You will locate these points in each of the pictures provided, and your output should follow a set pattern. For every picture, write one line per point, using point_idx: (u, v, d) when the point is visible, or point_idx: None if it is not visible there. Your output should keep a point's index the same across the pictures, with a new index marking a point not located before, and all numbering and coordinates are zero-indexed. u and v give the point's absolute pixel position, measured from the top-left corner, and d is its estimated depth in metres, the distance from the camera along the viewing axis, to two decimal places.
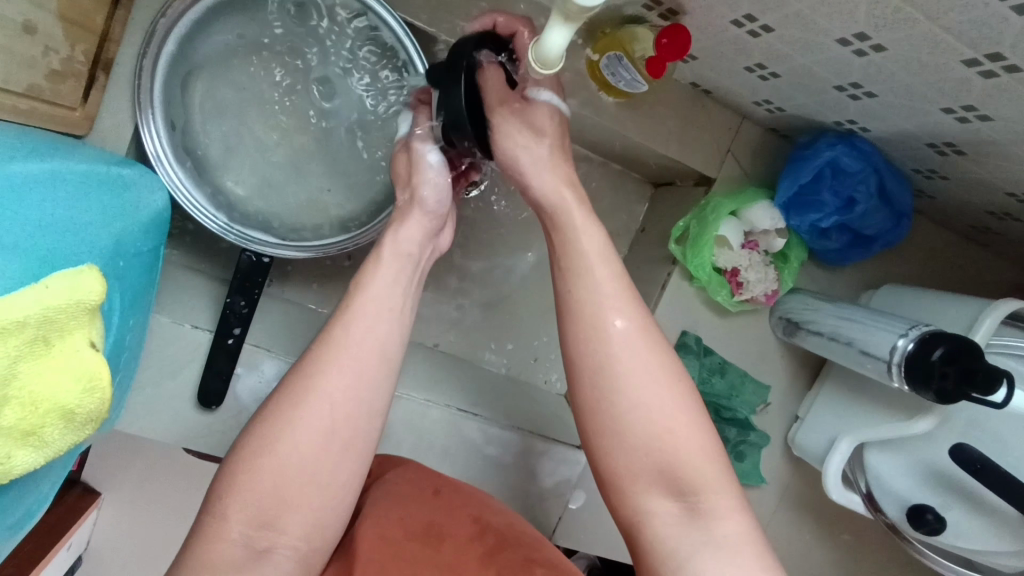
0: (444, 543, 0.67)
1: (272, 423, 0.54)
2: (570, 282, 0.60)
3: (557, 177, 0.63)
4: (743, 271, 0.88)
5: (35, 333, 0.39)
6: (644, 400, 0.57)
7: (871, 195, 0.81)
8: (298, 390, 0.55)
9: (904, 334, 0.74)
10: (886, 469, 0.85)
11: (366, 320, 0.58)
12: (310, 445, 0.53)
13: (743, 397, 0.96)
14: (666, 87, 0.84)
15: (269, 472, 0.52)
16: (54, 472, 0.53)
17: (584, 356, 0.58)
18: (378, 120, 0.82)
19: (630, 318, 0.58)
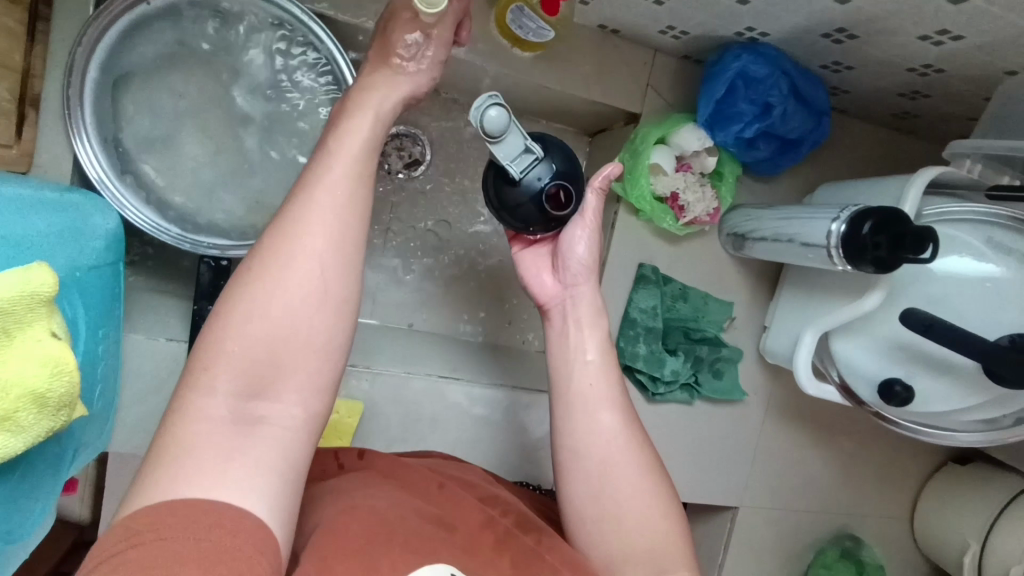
0: (457, 530, 0.60)
1: (253, 281, 0.52)
2: (574, 432, 0.66)
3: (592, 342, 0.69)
4: (682, 194, 0.91)
5: None
6: (629, 477, 0.64)
7: (786, 97, 0.85)
8: (278, 244, 0.52)
9: (837, 218, 0.77)
10: (853, 354, 0.88)
11: (335, 180, 0.55)
12: (298, 289, 0.52)
13: (708, 316, 1.00)
14: (576, 33, 0.88)
15: (259, 320, 0.51)
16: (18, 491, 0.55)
17: (589, 445, 0.65)
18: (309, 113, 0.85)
19: (639, 468, 0.65)
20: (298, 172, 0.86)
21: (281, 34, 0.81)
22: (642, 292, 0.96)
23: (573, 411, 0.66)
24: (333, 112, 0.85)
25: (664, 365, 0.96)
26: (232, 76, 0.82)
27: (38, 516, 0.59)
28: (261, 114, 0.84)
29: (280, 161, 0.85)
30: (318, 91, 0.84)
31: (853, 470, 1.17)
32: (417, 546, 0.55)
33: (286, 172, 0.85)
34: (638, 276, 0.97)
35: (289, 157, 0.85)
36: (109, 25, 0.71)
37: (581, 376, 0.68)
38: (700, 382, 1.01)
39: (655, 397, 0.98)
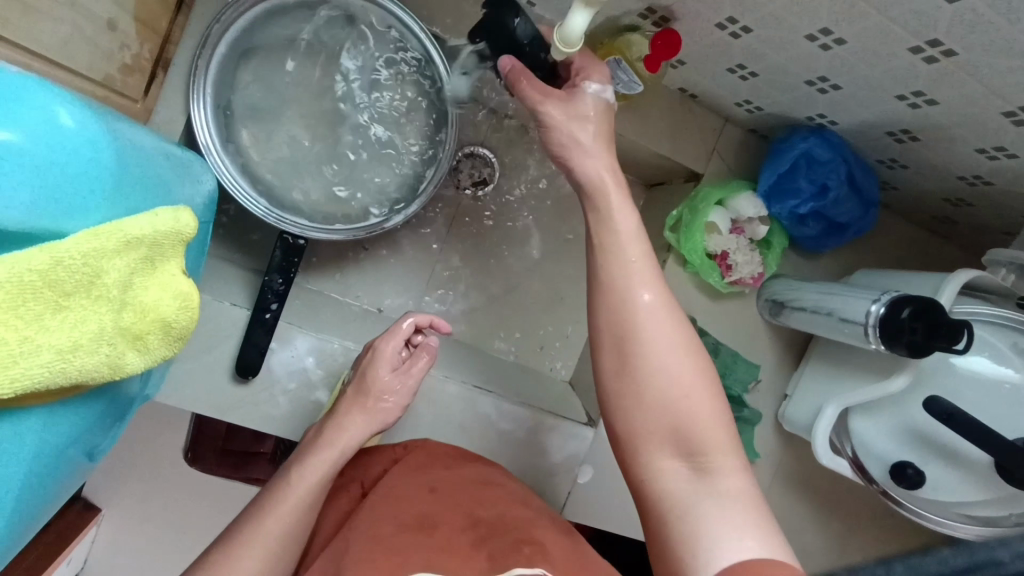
0: (437, 529, 0.72)
1: (219, 560, 0.67)
2: (605, 300, 0.63)
3: (629, 212, 0.65)
4: (732, 254, 0.97)
5: (148, 253, 0.46)
6: (675, 363, 0.61)
7: (842, 182, 0.91)
8: (253, 520, 0.70)
9: (877, 300, 0.83)
10: (869, 432, 0.93)
11: (315, 465, 0.75)
12: (290, 513, 0.71)
13: (735, 375, 1.04)
14: (657, 92, 0.95)
15: (250, 558, 0.67)
16: (107, 418, 0.55)
17: (615, 316, 0.63)
18: (404, 120, 0.91)
19: (676, 334, 0.62)
20: (384, 168, 0.91)
21: (394, 43, 0.87)
22: None
23: (613, 264, 0.63)
24: (427, 121, 0.92)
25: None
26: (340, 73, 0.87)
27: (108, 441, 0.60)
28: (359, 112, 0.89)
29: (369, 157, 0.90)
30: (416, 98, 0.91)
31: (845, 550, 1.20)
32: (402, 557, 0.66)
33: (372, 167, 0.91)
34: None
35: (378, 156, 0.91)
36: (248, 10, 0.77)
37: (618, 263, 0.64)
38: None
39: None
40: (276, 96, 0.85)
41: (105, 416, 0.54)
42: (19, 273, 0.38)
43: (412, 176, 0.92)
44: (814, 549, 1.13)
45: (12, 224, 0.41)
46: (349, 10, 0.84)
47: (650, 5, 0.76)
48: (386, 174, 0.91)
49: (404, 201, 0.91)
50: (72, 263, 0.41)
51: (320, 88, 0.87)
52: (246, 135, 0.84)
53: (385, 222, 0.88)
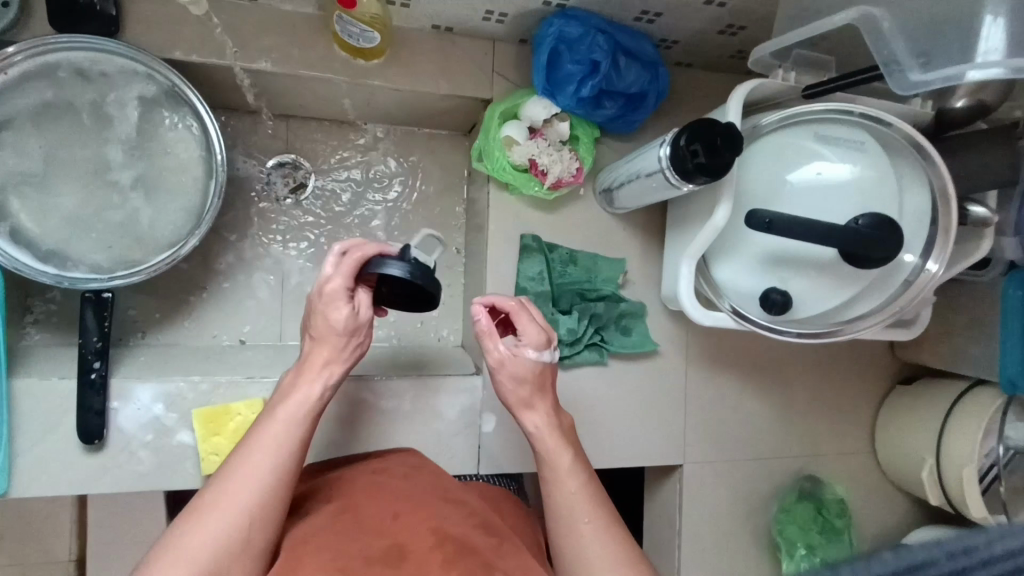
0: (404, 560, 0.64)
1: (212, 501, 0.69)
2: (556, 491, 0.86)
3: (571, 461, 0.87)
4: (539, 158, 0.96)
5: None
6: (570, 489, 0.86)
7: (608, 52, 0.91)
8: (241, 449, 0.73)
9: (663, 142, 0.81)
10: (730, 275, 0.90)
11: (296, 395, 0.77)
12: (286, 452, 0.74)
13: (600, 276, 1.04)
14: (414, 37, 0.96)
15: (247, 488, 0.70)
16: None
17: (566, 516, 0.84)
18: (175, 148, 0.89)
19: (598, 522, 0.83)
20: (174, 197, 0.89)
21: (133, 74, 0.86)
22: (526, 261, 1.00)
23: (559, 476, 0.86)
24: (201, 139, 0.90)
25: (560, 325, 0.98)
26: (93, 121, 0.86)
27: None
28: (129, 154, 0.87)
29: (154, 192, 0.88)
30: (185, 120, 0.90)
31: (793, 408, 1.17)
32: None
33: (161, 201, 0.89)
34: (521, 248, 1.01)
35: (166, 188, 0.89)
36: None
37: (554, 448, 0.87)
38: (607, 339, 1.04)
39: (564, 361, 1.01)
40: (35, 159, 0.83)
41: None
42: None
43: (201, 197, 0.89)
44: None
45: None
46: (73, 59, 0.83)
47: None
48: (179, 201, 0.89)
49: (201, 221, 0.88)
50: None
51: (76, 142, 0.85)
52: (17, 207, 0.82)
53: (185, 248, 0.86)
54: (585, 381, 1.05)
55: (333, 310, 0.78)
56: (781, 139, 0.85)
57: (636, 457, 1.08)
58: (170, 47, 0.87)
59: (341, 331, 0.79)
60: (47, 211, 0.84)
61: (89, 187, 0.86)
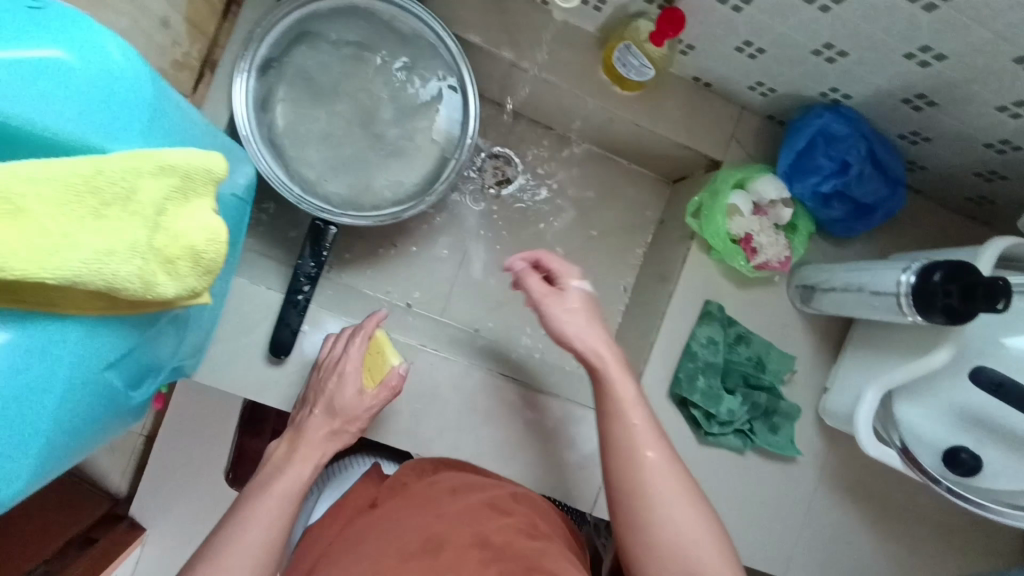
0: (443, 550, 0.75)
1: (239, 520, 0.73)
2: (618, 421, 0.79)
3: (596, 336, 0.84)
4: (756, 236, 0.96)
5: (110, 193, 0.44)
6: (636, 423, 0.79)
7: (863, 158, 0.90)
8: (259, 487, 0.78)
9: (906, 270, 0.80)
10: (916, 418, 0.88)
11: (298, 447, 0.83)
12: (285, 493, 0.78)
13: (768, 366, 1.02)
14: (672, 81, 0.98)
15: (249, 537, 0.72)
16: (144, 352, 0.60)
17: (658, 473, 0.76)
18: (421, 111, 0.94)
19: (675, 481, 0.76)
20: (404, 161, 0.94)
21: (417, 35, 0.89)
22: (705, 327, 0.99)
23: (611, 410, 0.80)
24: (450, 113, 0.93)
25: (722, 403, 0.97)
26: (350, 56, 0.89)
27: (139, 410, 0.72)
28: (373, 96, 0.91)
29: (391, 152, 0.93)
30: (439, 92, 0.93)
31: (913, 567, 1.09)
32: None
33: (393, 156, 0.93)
34: (702, 312, 1.00)
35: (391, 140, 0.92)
36: (276, 25, 0.81)
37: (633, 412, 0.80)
38: (755, 430, 1.01)
39: (707, 438, 0.99)
40: (306, 81, 0.89)
41: (132, 356, 0.58)
42: (67, 175, 0.42)
43: (438, 168, 0.94)
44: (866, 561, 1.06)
45: (55, 128, 0.42)
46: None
47: None
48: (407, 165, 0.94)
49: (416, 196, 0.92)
50: (111, 175, 0.44)
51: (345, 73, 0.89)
52: (283, 125, 0.88)
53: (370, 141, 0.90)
54: (717, 461, 1.02)
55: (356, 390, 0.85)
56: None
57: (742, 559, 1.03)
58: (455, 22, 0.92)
59: (365, 404, 0.86)
60: (309, 135, 0.90)
61: (343, 126, 0.92)
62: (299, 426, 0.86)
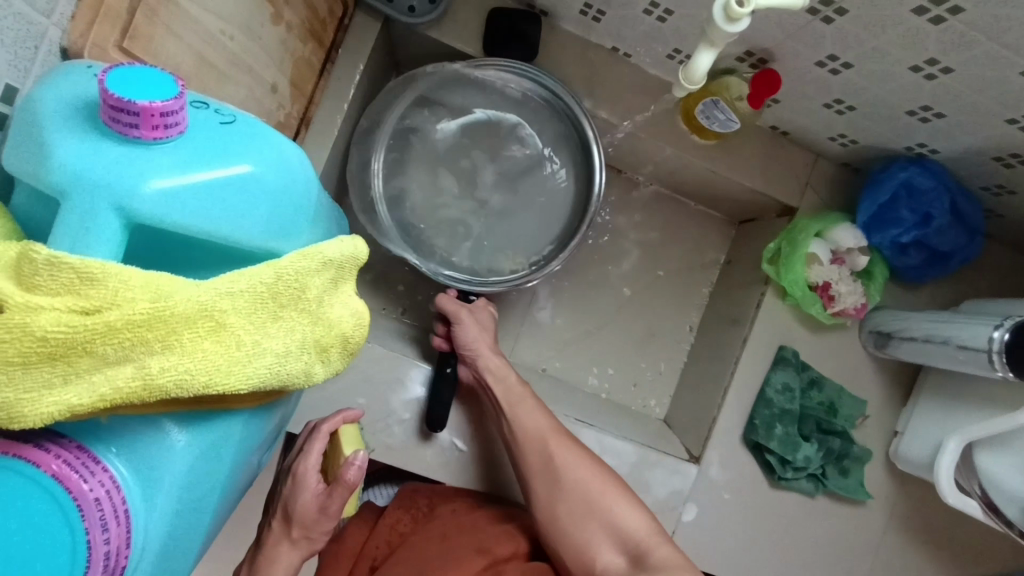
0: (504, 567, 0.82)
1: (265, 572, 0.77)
2: (524, 426, 0.86)
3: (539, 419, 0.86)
4: (835, 284, 0.96)
5: (283, 293, 0.45)
6: (539, 430, 0.85)
7: (946, 211, 0.91)
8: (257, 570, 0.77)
9: (998, 326, 0.81)
10: (997, 471, 0.88)
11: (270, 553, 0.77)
12: None
13: (841, 412, 1.02)
14: (749, 130, 0.99)
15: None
16: (277, 427, 0.61)
17: (576, 479, 0.81)
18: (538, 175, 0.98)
19: (588, 464, 0.83)
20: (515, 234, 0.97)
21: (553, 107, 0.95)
22: (780, 372, 0.99)
23: (530, 410, 0.87)
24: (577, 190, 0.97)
25: (799, 450, 0.98)
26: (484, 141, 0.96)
27: None
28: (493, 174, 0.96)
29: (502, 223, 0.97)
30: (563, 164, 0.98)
31: None
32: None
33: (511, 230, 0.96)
34: (777, 357, 1.01)
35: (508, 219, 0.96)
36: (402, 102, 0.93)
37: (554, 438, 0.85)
38: (827, 474, 1.02)
39: (780, 482, 1.00)
40: (433, 156, 0.96)
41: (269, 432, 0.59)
42: (257, 285, 0.43)
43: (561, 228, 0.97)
44: None
45: (243, 239, 0.45)
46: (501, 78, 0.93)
47: (749, 49, 0.81)
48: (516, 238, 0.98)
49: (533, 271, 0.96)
50: (289, 277, 0.45)
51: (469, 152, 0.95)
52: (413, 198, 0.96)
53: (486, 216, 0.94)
54: (788, 504, 1.03)
55: (312, 495, 0.75)
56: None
57: None
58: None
59: (323, 507, 0.75)
60: (435, 206, 0.97)
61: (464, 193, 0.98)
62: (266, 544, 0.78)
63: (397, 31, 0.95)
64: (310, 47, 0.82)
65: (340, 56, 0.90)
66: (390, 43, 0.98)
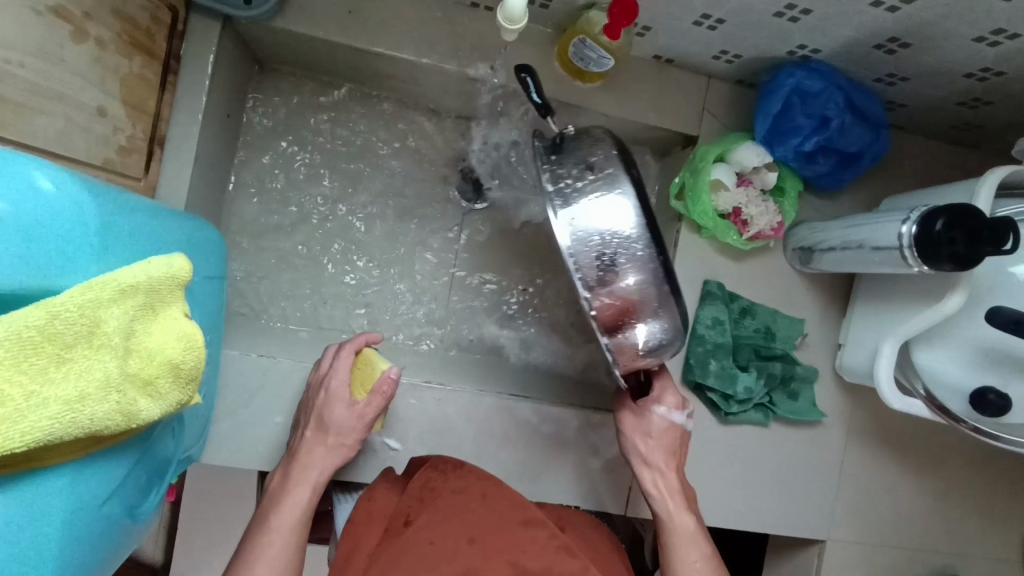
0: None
1: (272, 522, 0.73)
2: (676, 546, 0.80)
3: (689, 518, 0.81)
4: (744, 208, 0.93)
5: (66, 333, 0.42)
6: (694, 557, 0.79)
7: (842, 110, 0.87)
8: (266, 518, 0.74)
9: (906, 220, 0.77)
10: (936, 365, 0.86)
11: (311, 463, 0.78)
12: (293, 527, 0.73)
13: (778, 335, 0.99)
14: (633, 65, 0.94)
15: (274, 548, 0.71)
16: (141, 470, 0.58)
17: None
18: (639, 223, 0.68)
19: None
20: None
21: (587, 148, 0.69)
22: (708, 308, 0.97)
23: (682, 542, 0.80)
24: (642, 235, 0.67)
25: (737, 381, 0.95)
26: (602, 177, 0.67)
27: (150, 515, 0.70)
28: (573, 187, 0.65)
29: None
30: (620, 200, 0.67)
31: (954, 505, 1.07)
32: None
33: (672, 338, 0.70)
34: (704, 293, 0.98)
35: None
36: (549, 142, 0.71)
37: (692, 549, 0.80)
38: (774, 401, 0.99)
39: (728, 417, 0.98)
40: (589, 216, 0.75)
41: (124, 483, 0.55)
42: (22, 331, 0.39)
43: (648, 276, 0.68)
44: (903, 503, 1.06)
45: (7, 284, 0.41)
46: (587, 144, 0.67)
47: None
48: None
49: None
50: (68, 315, 0.42)
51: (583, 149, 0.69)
52: None
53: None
54: (742, 438, 1.01)
55: (343, 409, 0.80)
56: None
57: (779, 525, 1.03)
58: (397, 46, 0.89)
59: (360, 414, 0.80)
60: None
61: None
62: (297, 450, 0.79)
63: (244, 26, 0.89)
64: (139, 60, 0.76)
65: (183, 64, 0.84)
66: (243, 39, 0.92)
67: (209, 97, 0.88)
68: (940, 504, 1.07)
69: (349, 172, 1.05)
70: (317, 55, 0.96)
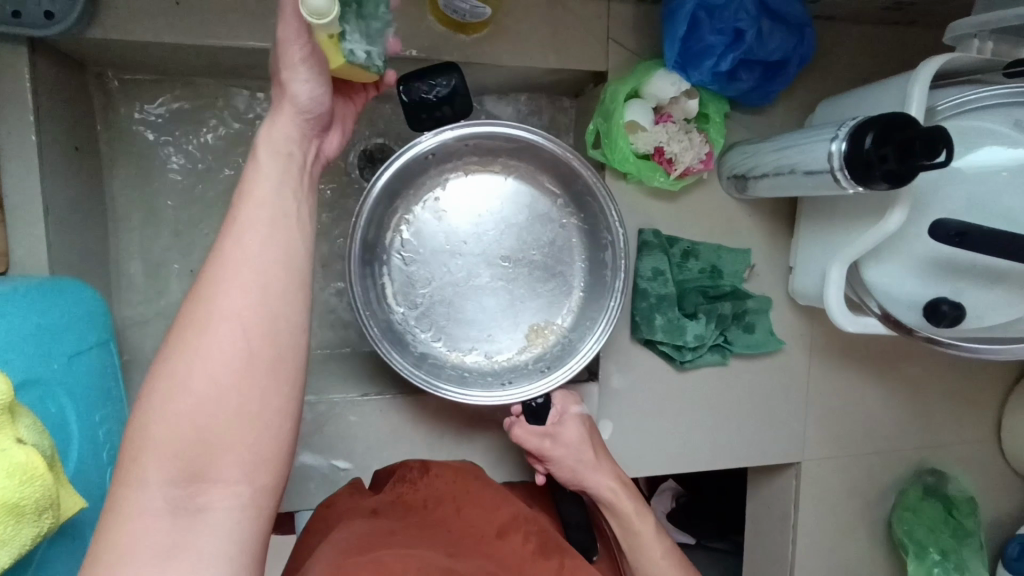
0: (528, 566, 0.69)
1: (157, 385, 0.45)
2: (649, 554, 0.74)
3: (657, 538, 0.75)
4: (667, 146, 0.84)
5: None
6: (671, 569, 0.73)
7: (756, 18, 0.77)
8: (184, 336, 0.46)
9: (836, 137, 0.69)
10: (887, 282, 0.80)
11: (213, 308, 0.47)
12: (172, 462, 0.44)
13: (724, 271, 0.94)
14: (519, 3, 0.82)
15: (152, 469, 0.44)
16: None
17: None
18: (507, 236, 0.90)
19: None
20: (557, 289, 0.90)
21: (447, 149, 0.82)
22: (646, 258, 0.90)
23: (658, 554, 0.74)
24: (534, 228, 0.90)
25: (686, 331, 0.91)
26: (467, 206, 0.89)
27: None
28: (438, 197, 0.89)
29: (546, 279, 0.90)
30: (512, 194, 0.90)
31: (924, 402, 1.06)
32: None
33: (610, 272, 0.84)
34: (640, 244, 0.91)
35: (478, 296, 0.89)
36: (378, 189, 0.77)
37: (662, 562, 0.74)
38: (729, 339, 0.95)
39: (685, 366, 0.94)
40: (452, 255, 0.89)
41: None
42: None
43: (538, 272, 0.90)
44: (871, 411, 1.05)
45: None
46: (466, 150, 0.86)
47: None
48: (554, 297, 0.90)
49: (549, 354, 0.87)
50: None
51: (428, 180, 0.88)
52: (483, 308, 0.89)
53: (399, 322, 0.86)
54: (702, 382, 0.98)
55: (315, 82, 0.54)
56: (962, 127, 0.72)
57: (752, 458, 1.01)
58: (241, 31, 0.77)
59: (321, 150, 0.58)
60: (495, 313, 0.89)
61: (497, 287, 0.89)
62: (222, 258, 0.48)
63: (58, 39, 0.76)
64: None
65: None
66: (66, 52, 0.79)
67: (43, 134, 0.76)
68: (907, 404, 1.06)
69: (235, 180, 0.95)
70: (159, 56, 0.83)
